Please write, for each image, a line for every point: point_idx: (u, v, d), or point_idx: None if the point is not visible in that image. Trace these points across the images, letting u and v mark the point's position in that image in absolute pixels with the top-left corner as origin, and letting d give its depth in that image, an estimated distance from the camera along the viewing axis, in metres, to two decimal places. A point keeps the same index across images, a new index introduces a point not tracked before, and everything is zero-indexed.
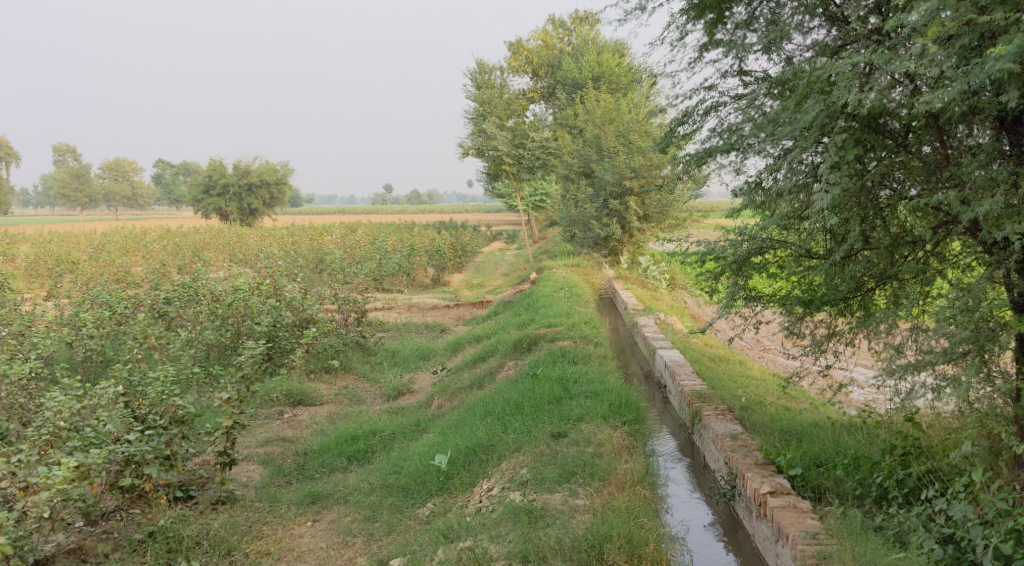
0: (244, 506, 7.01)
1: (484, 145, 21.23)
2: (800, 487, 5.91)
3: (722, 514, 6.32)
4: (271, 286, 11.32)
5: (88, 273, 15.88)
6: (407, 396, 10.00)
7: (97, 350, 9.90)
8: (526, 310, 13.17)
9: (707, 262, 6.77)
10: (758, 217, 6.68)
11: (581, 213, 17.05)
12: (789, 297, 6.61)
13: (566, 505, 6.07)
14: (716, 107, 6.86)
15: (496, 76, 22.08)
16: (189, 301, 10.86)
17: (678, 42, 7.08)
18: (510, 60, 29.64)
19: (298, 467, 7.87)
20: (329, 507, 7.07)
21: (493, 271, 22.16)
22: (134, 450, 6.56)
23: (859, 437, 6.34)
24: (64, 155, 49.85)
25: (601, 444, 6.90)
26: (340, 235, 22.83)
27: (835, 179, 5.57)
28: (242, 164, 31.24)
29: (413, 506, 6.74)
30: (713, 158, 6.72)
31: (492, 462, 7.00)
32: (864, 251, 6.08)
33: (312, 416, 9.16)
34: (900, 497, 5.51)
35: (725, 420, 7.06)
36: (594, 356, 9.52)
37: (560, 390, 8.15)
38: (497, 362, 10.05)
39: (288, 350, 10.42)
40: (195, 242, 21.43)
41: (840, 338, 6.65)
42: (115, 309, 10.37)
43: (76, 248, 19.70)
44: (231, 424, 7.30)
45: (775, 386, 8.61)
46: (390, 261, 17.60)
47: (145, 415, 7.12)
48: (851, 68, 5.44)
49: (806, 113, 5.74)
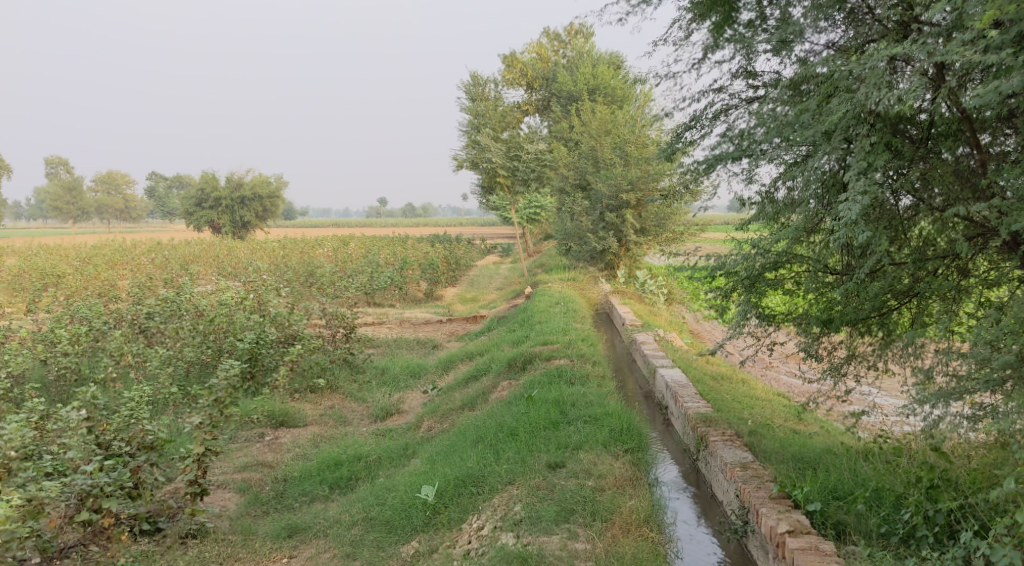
0: (216, 540, 6.49)
1: (478, 158, 20.84)
2: (820, 524, 5.43)
3: (734, 553, 5.81)
4: (256, 300, 10.82)
5: (72, 286, 15.35)
6: (395, 417, 9.47)
7: (71, 368, 9.37)
8: (520, 325, 12.68)
9: (716, 277, 6.26)
10: (770, 230, 6.21)
11: (576, 227, 16.60)
12: (806, 316, 6.11)
13: (564, 550, 5.54)
14: (726, 110, 6.40)
15: (490, 88, 21.80)
16: (172, 316, 10.31)
17: (683, 42, 6.64)
18: (504, 73, 29.17)
19: (276, 494, 7.34)
20: (307, 540, 6.54)
21: (487, 285, 21.68)
22: (92, 482, 6.04)
23: (880, 467, 5.84)
24: (56, 168, 49.27)
25: (602, 476, 6.38)
26: (332, 249, 22.32)
27: (865, 186, 5.06)
28: (235, 177, 30.75)
29: (396, 543, 6.19)
30: (723, 165, 6.24)
31: (482, 496, 6.43)
32: (890, 267, 5.60)
33: (294, 439, 8.64)
34: (930, 537, 5.00)
35: (733, 447, 6.57)
36: (593, 376, 9.01)
37: (557, 414, 7.64)
38: (491, 382, 9.52)
39: (271, 368, 9.93)
40: (185, 255, 20.85)
41: (860, 360, 6.14)
42: (94, 324, 9.85)
43: (62, 260, 19.21)
44: (203, 452, 6.84)
45: (783, 408, 8.13)
46: (382, 275, 17.07)
47: (109, 442, 6.60)
48: (881, 64, 4.96)
49: (828, 115, 5.25)
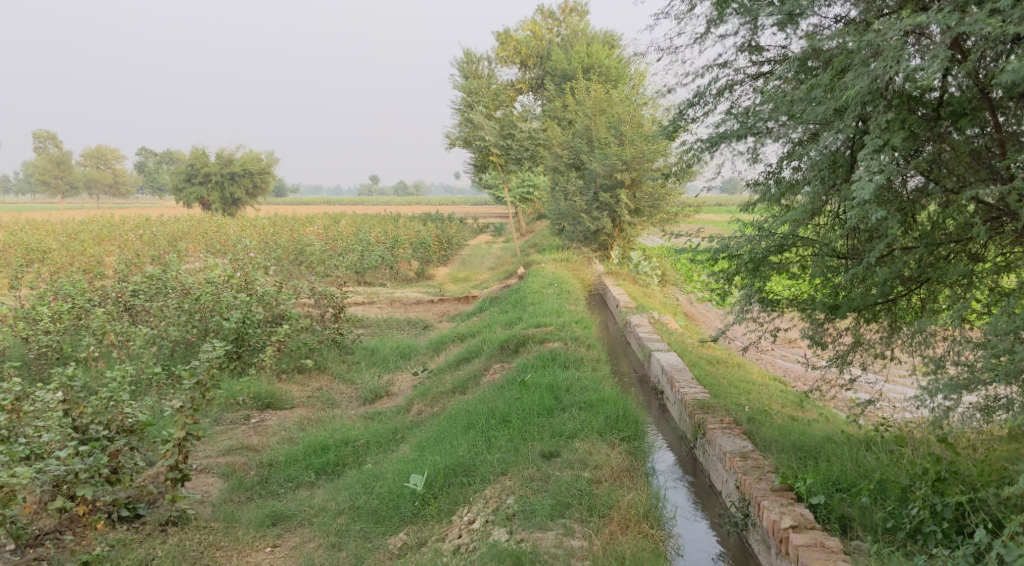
0: (197, 528, 6.24)
1: (471, 135, 20.43)
2: (823, 518, 5.24)
3: (734, 547, 5.61)
4: (243, 279, 10.28)
5: (57, 263, 14.99)
6: (385, 399, 9.24)
7: (52, 346, 9.07)
8: (513, 306, 12.44)
9: (718, 261, 5.99)
10: (774, 212, 5.95)
11: (569, 207, 16.27)
12: (810, 302, 5.87)
13: (560, 547, 5.32)
14: (730, 86, 6.13)
15: (483, 66, 21.32)
16: (158, 294, 9.95)
17: (685, 15, 6.36)
18: (498, 51, 28.59)
19: (260, 480, 7.07)
20: (292, 529, 6.32)
21: (480, 265, 21.39)
22: (66, 469, 5.77)
23: (884, 458, 5.64)
24: (43, 142, 48.42)
25: (598, 467, 6.17)
26: (323, 226, 21.97)
27: (882, 165, 4.78)
28: (226, 153, 30.30)
29: (383, 534, 5.97)
30: (727, 144, 5.98)
31: (473, 486, 6.21)
32: (900, 252, 5.34)
33: (281, 422, 8.39)
34: (939, 533, 4.79)
35: (733, 435, 6.36)
36: (587, 360, 8.79)
37: (551, 400, 7.42)
38: (483, 365, 9.29)
39: (258, 348, 9.65)
40: (174, 231, 20.49)
41: (866, 348, 5.91)
42: (76, 302, 9.48)
43: (46, 235, 18.76)
44: (184, 437, 6.56)
45: (780, 393, 7.94)
46: (373, 253, 16.73)
47: (86, 426, 6.31)
48: (900, 35, 4.69)
49: (842, 90, 4.98)
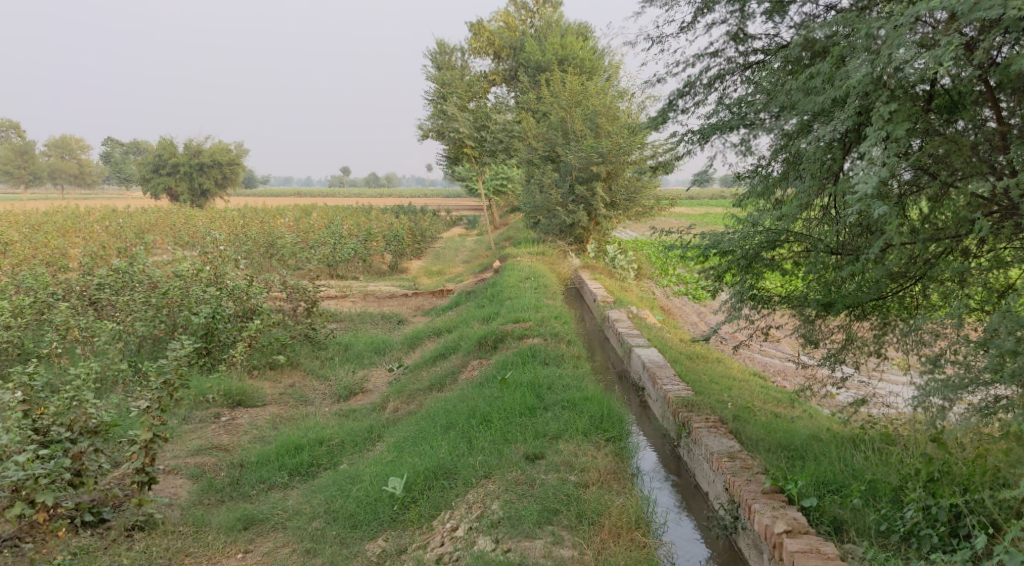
0: (166, 533, 5.96)
1: (445, 127, 20.05)
2: (816, 521, 5.10)
3: (724, 552, 5.48)
4: (212, 273, 9.94)
5: (18, 254, 14.47)
6: (359, 396, 8.99)
7: (13, 343, 8.68)
8: (489, 301, 12.22)
9: (709, 257, 5.84)
10: (766, 206, 5.82)
11: (545, 199, 15.97)
12: (802, 299, 5.74)
13: (548, 557, 5.13)
14: (721, 76, 5.98)
15: (456, 57, 21.23)
16: (124, 288, 9.59)
17: (673, 2, 6.18)
18: (471, 41, 28.19)
19: (232, 482, 6.80)
20: (265, 533, 6.06)
21: (454, 258, 21.14)
22: (24, 474, 5.42)
23: (873, 457, 5.52)
24: (5, 131, 47.18)
25: (584, 470, 6.01)
26: (294, 218, 21.53)
27: (888, 158, 4.62)
28: (194, 143, 29.70)
29: (362, 539, 5.75)
30: (719, 136, 5.82)
31: (456, 490, 6.01)
32: (897, 247, 5.22)
33: (252, 421, 8.11)
34: (936, 537, 4.67)
35: (719, 435, 6.21)
36: (568, 357, 8.60)
37: (533, 399, 7.23)
38: (460, 362, 9.07)
39: (228, 345, 9.33)
40: (140, 223, 19.94)
41: (855, 346, 5.80)
42: (38, 296, 9.11)
43: (8, 226, 18.20)
44: (151, 438, 6.23)
45: (762, 390, 7.82)
46: (346, 246, 16.39)
47: (47, 427, 5.98)
48: (905, 23, 4.52)
49: (842, 80, 4.81)
